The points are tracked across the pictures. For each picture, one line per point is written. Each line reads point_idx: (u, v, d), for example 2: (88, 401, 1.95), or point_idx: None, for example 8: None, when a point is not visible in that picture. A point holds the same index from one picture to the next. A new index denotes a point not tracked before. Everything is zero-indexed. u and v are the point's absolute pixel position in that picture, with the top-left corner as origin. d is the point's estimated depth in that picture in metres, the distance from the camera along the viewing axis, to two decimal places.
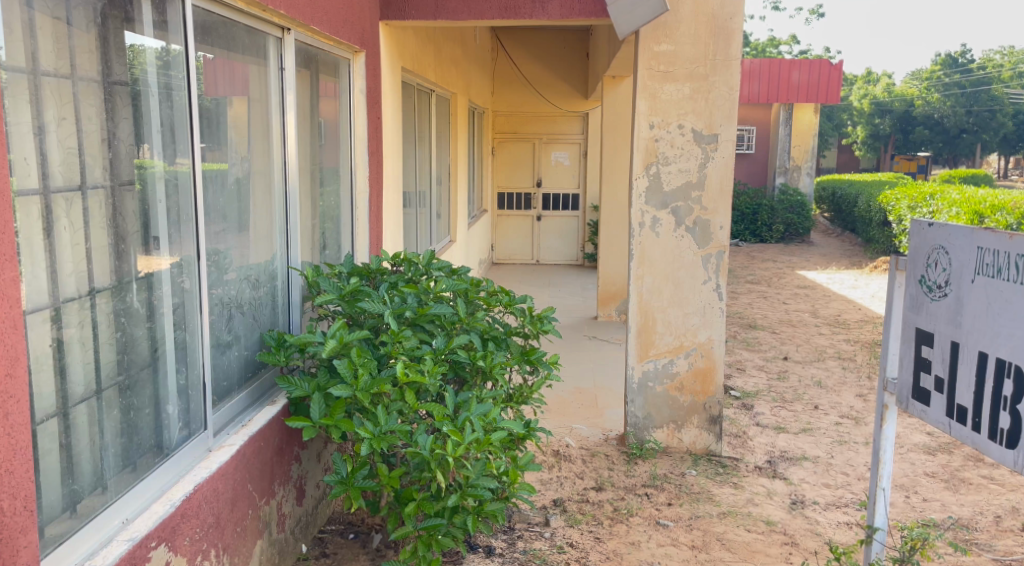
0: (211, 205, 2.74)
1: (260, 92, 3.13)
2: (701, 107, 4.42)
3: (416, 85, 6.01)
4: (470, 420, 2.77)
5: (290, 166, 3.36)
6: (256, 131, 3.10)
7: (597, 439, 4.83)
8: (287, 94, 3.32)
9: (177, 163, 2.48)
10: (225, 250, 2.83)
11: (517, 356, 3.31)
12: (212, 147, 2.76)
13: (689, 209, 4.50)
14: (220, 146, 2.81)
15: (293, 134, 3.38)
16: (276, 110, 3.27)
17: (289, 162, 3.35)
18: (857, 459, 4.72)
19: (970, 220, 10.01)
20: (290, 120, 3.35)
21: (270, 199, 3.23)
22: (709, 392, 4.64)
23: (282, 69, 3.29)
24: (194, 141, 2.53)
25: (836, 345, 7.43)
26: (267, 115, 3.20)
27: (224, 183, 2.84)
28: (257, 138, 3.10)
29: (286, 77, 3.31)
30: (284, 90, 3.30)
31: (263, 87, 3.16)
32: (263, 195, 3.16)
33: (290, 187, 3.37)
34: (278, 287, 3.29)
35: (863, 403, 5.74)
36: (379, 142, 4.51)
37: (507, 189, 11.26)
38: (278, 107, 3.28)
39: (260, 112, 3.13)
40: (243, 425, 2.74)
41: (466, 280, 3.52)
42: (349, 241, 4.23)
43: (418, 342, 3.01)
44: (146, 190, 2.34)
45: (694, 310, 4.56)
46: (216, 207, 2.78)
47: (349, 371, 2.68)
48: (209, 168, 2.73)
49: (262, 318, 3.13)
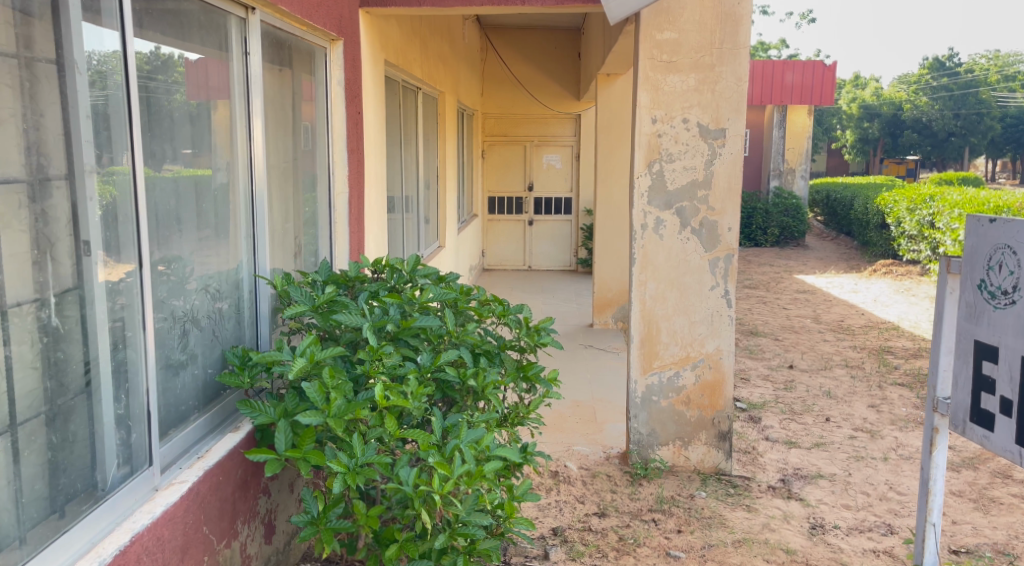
0: (161, 207, 2.38)
1: (223, 92, 2.79)
2: (708, 100, 4.10)
3: (400, 81, 5.66)
4: (459, 449, 2.40)
5: (257, 168, 3.00)
6: (217, 127, 2.74)
7: (598, 457, 4.50)
8: (254, 97, 2.96)
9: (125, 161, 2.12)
10: (178, 261, 2.47)
11: (513, 372, 2.98)
12: (161, 138, 2.39)
13: (695, 209, 4.17)
14: (171, 138, 2.44)
15: (262, 135, 3.02)
16: (241, 112, 2.91)
17: (256, 164, 2.99)
18: (878, 476, 4.38)
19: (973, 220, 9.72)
20: (256, 111, 2.98)
21: (234, 203, 2.87)
22: (719, 406, 4.31)
23: (248, 66, 2.93)
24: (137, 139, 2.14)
25: (842, 353, 7.11)
26: (230, 114, 2.84)
27: (179, 186, 2.49)
28: (218, 132, 2.74)
29: (252, 73, 2.94)
30: (250, 90, 2.94)
31: (225, 85, 2.80)
32: (224, 194, 2.79)
33: (258, 191, 3.01)
34: (243, 298, 2.93)
35: (877, 414, 5.40)
36: (360, 140, 4.17)
37: (497, 193, 10.93)
38: (244, 109, 2.92)
39: (222, 111, 2.78)
40: (199, 456, 2.38)
41: (455, 289, 3.19)
42: (328, 246, 3.89)
43: (401, 360, 2.68)
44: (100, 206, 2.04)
45: (700, 319, 4.23)
46: (167, 209, 2.41)
47: (320, 395, 2.33)
48: (156, 169, 2.36)
49: (224, 334, 2.77)
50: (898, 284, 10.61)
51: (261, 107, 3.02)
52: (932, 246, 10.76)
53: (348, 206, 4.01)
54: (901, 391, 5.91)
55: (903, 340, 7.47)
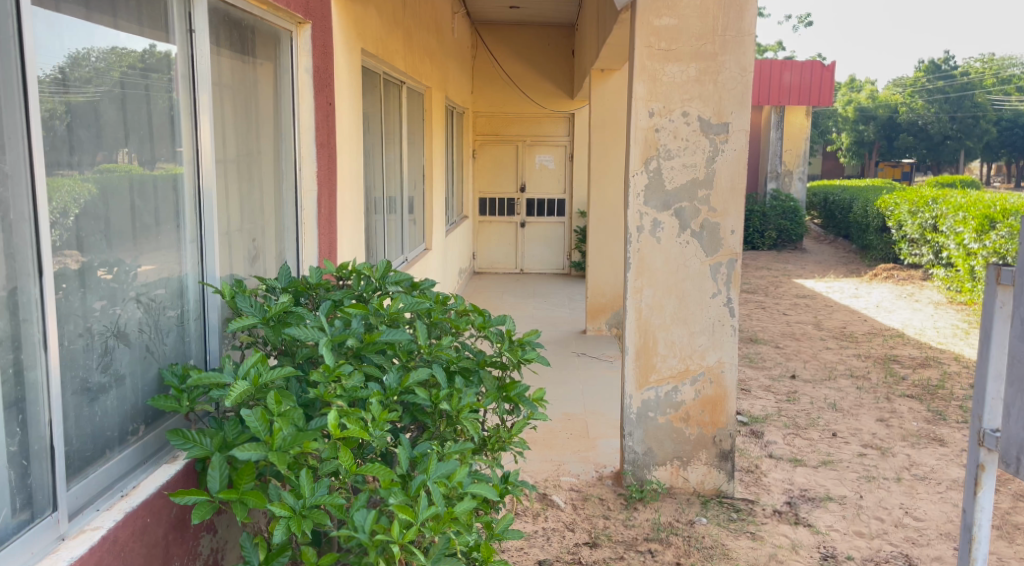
0: (88, 213, 2.08)
1: (163, 84, 2.45)
2: (709, 91, 3.78)
3: (381, 72, 5.32)
4: (426, 487, 2.07)
5: (206, 166, 2.66)
6: (155, 113, 2.41)
7: (590, 478, 4.18)
8: (201, 92, 2.62)
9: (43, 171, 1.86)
10: (112, 263, 2.18)
11: (493, 392, 2.65)
12: (85, 133, 2.08)
13: (696, 210, 3.85)
14: (95, 130, 2.12)
15: (211, 131, 2.68)
16: (186, 109, 2.57)
17: (205, 161, 2.65)
18: (891, 499, 4.06)
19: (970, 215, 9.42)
20: (203, 97, 2.63)
21: (176, 204, 2.53)
22: (720, 424, 3.99)
23: (195, 57, 2.59)
24: (36, 140, 1.81)
25: (846, 361, 6.79)
26: (173, 109, 2.51)
27: (103, 185, 2.15)
28: (155, 120, 2.41)
29: (200, 66, 2.61)
30: (197, 85, 2.59)
31: (165, 77, 2.47)
32: (162, 190, 2.45)
33: (207, 191, 2.66)
34: (188, 309, 2.59)
35: (887, 429, 5.08)
36: (331, 134, 3.83)
37: (488, 194, 10.62)
38: (189, 106, 2.58)
39: (162, 106, 2.45)
40: (122, 495, 2.06)
41: (429, 299, 2.87)
42: (293, 248, 3.55)
43: (362, 381, 2.35)
44: (75, 212, 2.03)
45: (700, 329, 3.91)
46: (93, 214, 2.10)
47: (262, 425, 2.00)
48: (81, 176, 2.06)
49: (163, 350, 2.43)
50: (900, 289, 10.30)
51: (210, 102, 2.68)
52: (935, 250, 10.45)
53: (317, 205, 3.68)
54: (910, 404, 5.59)
55: (910, 348, 7.14)
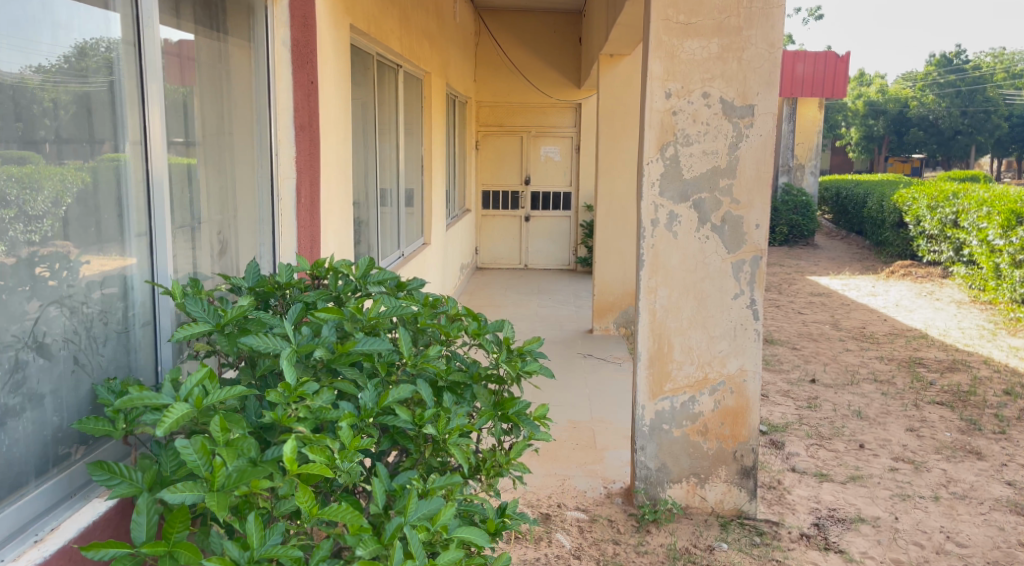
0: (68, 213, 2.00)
1: (101, 74, 2.11)
2: (732, 70, 3.40)
3: (374, 53, 4.95)
4: (403, 534, 1.72)
5: (156, 155, 2.30)
6: (93, 106, 2.08)
7: (598, 495, 3.83)
8: (150, 82, 2.27)
9: (20, 160, 1.85)
10: (54, 258, 1.94)
11: (488, 410, 2.28)
12: (77, 127, 2.03)
13: (717, 203, 3.47)
14: (81, 122, 2.04)
15: (163, 122, 2.32)
16: (131, 99, 2.21)
17: (155, 150, 2.29)
18: (930, 522, 3.70)
19: (993, 210, 9.00)
20: (151, 71, 2.27)
21: (117, 198, 2.17)
22: (742, 437, 3.62)
23: (142, 45, 2.24)
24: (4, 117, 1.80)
25: (869, 364, 6.39)
26: (114, 104, 2.15)
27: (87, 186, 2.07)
28: (95, 111, 2.09)
29: (149, 54, 2.26)
30: (145, 75, 2.24)
31: (105, 66, 2.12)
32: (101, 181, 2.11)
33: (157, 183, 2.30)
34: (135, 314, 2.25)
35: (918, 440, 4.70)
36: (313, 116, 3.46)
37: (492, 186, 10.23)
38: (135, 96, 2.23)
39: (101, 104, 2.11)
40: (36, 540, 1.76)
41: (417, 301, 2.51)
42: (268, 242, 3.20)
43: (331, 400, 1.99)
44: (68, 200, 2.00)
45: (721, 334, 3.55)
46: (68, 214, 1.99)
47: (202, 458, 1.64)
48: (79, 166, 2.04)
49: (101, 362, 2.11)
50: (918, 287, 9.91)
51: (162, 92, 2.33)
52: (956, 247, 10.04)
53: (295, 195, 3.31)
54: (940, 412, 5.20)
55: (935, 351, 6.75)
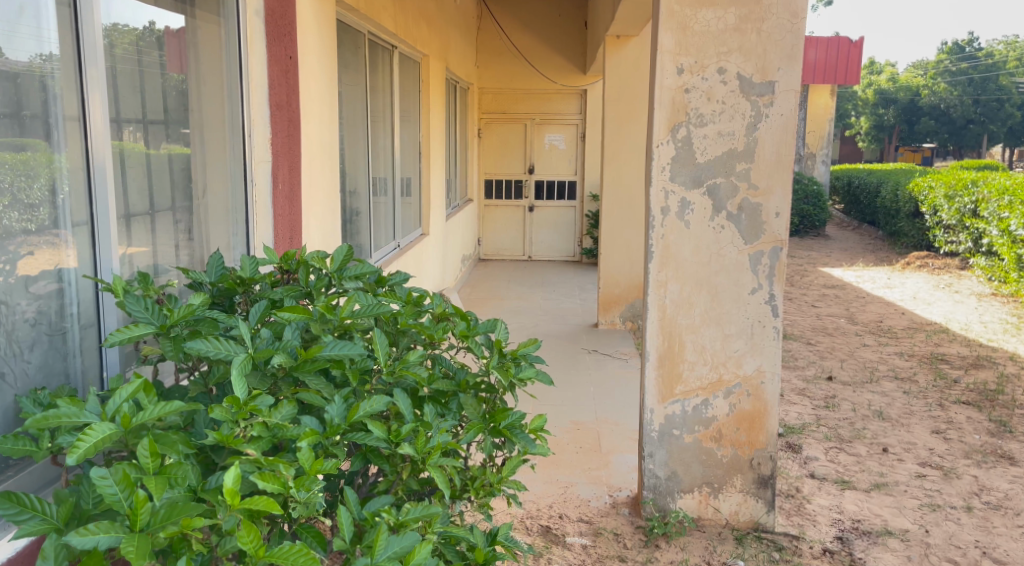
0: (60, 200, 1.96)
1: (28, 54, 1.85)
2: (751, 42, 3.09)
3: (365, 31, 4.65)
4: None
5: (98, 134, 2.05)
6: (26, 87, 1.85)
7: (603, 505, 3.56)
8: (89, 66, 2.01)
9: (24, 148, 1.85)
10: None
11: (476, 423, 2.01)
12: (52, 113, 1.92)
13: (733, 188, 3.18)
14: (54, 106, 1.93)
15: (105, 100, 2.07)
16: (66, 79, 1.97)
17: (96, 129, 2.05)
18: (964, 536, 3.42)
19: (1016, 200, 8.66)
20: (90, 45, 2.01)
21: (49, 184, 1.93)
22: (759, 444, 3.33)
23: (78, 23, 1.98)
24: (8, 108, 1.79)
25: (888, 361, 6.09)
26: (45, 83, 1.90)
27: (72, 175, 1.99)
28: (31, 92, 1.86)
29: (86, 36, 2.00)
30: (83, 60, 1.99)
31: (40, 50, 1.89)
32: (43, 168, 1.91)
33: (100, 167, 2.06)
34: (73, 316, 2.00)
35: (946, 444, 4.41)
36: (292, 93, 3.17)
37: (495, 176, 9.94)
38: (72, 79, 1.98)
39: (32, 85, 1.86)
40: None
41: (398, 297, 2.23)
42: (242, 232, 2.92)
43: (290, 417, 1.71)
44: (64, 190, 1.97)
45: (736, 332, 3.26)
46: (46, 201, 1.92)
47: (123, 491, 1.37)
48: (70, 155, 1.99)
49: (26, 369, 1.87)
50: (936, 279, 9.59)
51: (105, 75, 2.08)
52: (975, 237, 9.70)
53: (271, 181, 3.04)
54: (968, 413, 4.90)
55: (957, 346, 6.44)
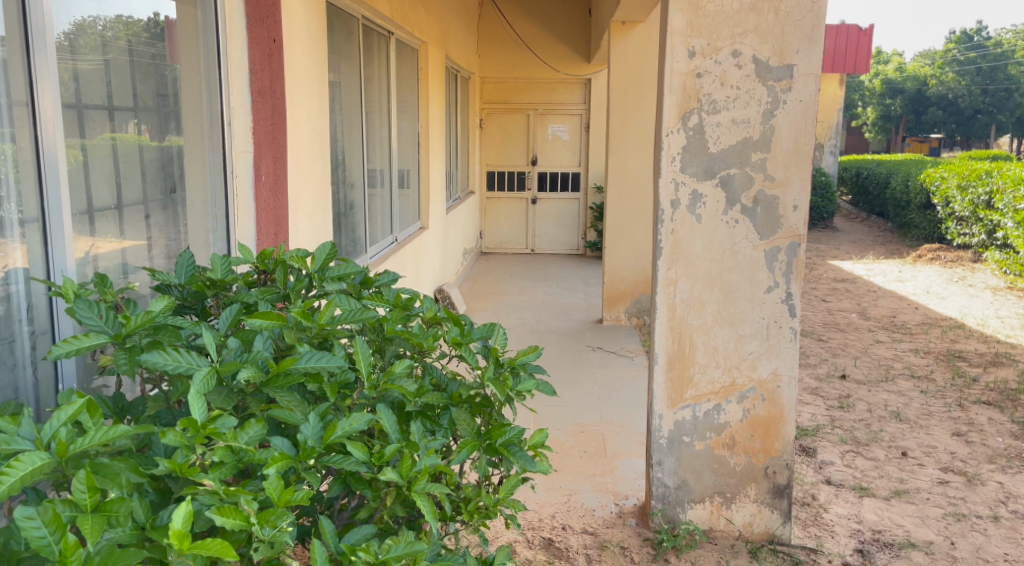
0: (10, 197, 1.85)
1: None
2: (769, 23, 2.88)
3: (358, 14, 4.43)
4: None
5: (50, 125, 1.93)
6: None
7: (608, 515, 3.37)
8: (39, 54, 1.89)
9: None
10: None
11: (470, 440, 1.81)
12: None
13: (748, 180, 2.97)
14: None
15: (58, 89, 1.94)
16: (12, 66, 1.84)
17: (48, 119, 1.92)
18: (992, 549, 3.23)
19: None
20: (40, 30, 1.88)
21: None
22: (774, 452, 3.14)
23: (25, 6, 1.85)
24: None
25: (904, 358, 5.89)
26: None
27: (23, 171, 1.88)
28: None
29: (35, 23, 1.87)
30: (30, 47, 1.86)
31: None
32: None
33: (52, 161, 1.92)
34: (20, 324, 1.89)
35: (968, 448, 4.21)
36: (275, 78, 2.97)
37: (497, 167, 9.73)
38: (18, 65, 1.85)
39: None
40: None
41: (386, 300, 2.03)
42: (222, 228, 2.73)
43: (258, 439, 1.51)
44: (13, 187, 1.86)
45: (750, 333, 3.06)
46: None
47: (55, 534, 1.18)
48: (21, 148, 1.87)
49: None
50: (949, 272, 9.37)
51: (57, 63, 1.95)
52: (989, 230, 9.48)
53: (254, 173, 2.84)
54: (989, 414, 4.70)
55: (974, 343, 6.23)
